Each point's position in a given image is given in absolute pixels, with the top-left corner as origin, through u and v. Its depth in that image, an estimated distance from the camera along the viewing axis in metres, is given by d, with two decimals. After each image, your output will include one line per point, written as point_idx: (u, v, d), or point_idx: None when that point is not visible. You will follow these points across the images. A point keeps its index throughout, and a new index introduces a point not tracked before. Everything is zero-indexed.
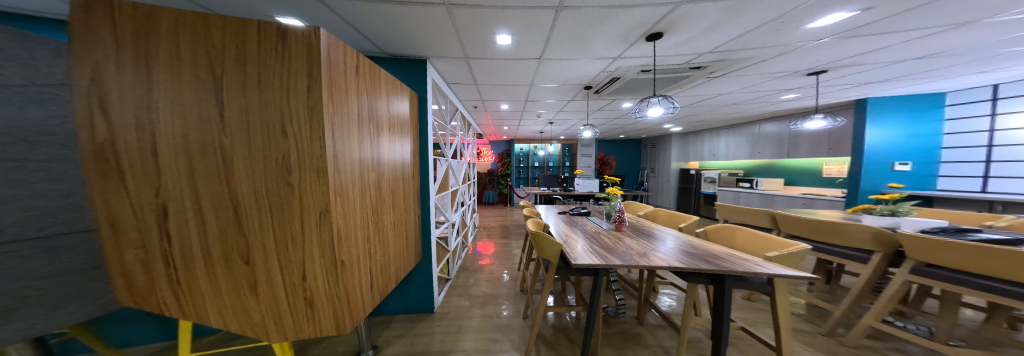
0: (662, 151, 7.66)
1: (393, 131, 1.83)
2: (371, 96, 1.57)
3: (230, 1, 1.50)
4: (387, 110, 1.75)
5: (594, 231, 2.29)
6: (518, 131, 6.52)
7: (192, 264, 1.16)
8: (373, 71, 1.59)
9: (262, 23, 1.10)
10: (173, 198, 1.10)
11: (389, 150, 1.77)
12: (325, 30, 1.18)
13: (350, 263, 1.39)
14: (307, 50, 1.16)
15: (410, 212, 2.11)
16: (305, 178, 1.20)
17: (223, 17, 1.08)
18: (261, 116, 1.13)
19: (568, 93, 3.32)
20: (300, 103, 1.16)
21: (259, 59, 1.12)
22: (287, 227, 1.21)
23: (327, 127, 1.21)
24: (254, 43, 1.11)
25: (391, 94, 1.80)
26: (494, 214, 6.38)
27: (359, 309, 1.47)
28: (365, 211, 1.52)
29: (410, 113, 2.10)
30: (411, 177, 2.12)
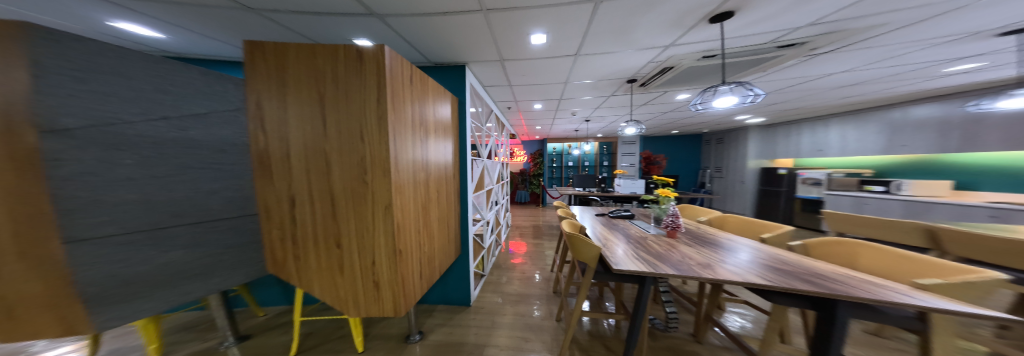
0: (732, 147, 6.62)
1: (439, 133, 2.00)
2: (422, 102, 1.74)
3: (320, 30, 1.81)
4: (434, 114, 1.92)
5: (642, 236, 2.13)
6: (551, 131, 6.38)
7: (305, 244, 1.47)
8: (422, 80, 1.75)
9: (348, 47, 1.33)
10: (298, 192, 1.43)
11: (436, 152, 1.94)
12: (388, 48, 1.36)
13: (407, 251, 1.57)
14: (376, 64, 1.35)
15: (452, 209, 2.27)
16: (376, 177, 1.40)
17: (323, 46, 1.34)
18: (347, 125, 1.37)
19: (607, 88, 3.12)
20: (371, 112, 1.36)
21: (345, 77, 1.35)
22: (363, 219, 1.43)
23: (391, 131, 1.40)
24: (342, 65, 1.35)
25: (437, 99, 1.97)
26: (526, 214, 6.37)
27: (413, 293, 1.64)
28: (418, 207, 1.70)
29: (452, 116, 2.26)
30: (453, 176, 2.28)
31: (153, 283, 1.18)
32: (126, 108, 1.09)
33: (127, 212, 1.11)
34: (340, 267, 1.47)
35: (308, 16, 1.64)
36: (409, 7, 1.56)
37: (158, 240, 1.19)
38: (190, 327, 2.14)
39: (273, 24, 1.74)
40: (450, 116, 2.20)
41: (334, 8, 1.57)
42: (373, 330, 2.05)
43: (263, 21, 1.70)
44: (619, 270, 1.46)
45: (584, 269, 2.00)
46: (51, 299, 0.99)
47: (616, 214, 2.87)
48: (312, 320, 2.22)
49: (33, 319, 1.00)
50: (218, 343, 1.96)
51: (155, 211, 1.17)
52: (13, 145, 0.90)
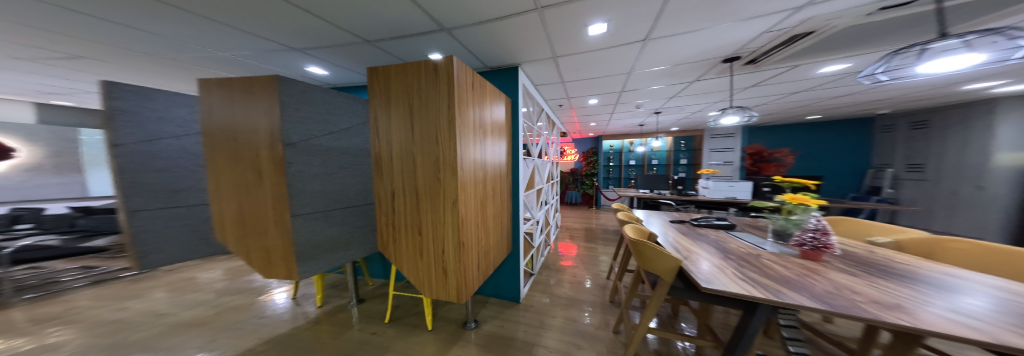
0: (937, 134, 4.49)
1: (496, 133, 2.11)
2: (482, 103, 1.85)
3: (409, 51, 2.14)
4: (492, 115, 2.03)
5: (744, 251, 1.74)
6: (608, 127, 5.89)
7: (395, 231, 1.76)
8: (482, 84, 1.86)
9: (427, 63, 1.52)
10: (393, 187, 1.72)
11: (492, 152, 2.04)
12: (457, 59, 1.48)
13: (469, 241, 1.70)
14: (446, 74, 1.50)
15: (506, 205, 2.36)
16: (447, 176, 1.56)
17: (413, 65, 1.57)
18: (426, 131, 1.58)
19: (687, 73, 2.68)
20: (443, 116, 1.52)
21: (427, 89, 1.55)
22: (438, 212, 1.62)
23: (458, 133, 1.53)
24: (424, 78, 1.55)
25: (494, 100, 2.06)
26: (577, 215, 6.15)
27: (473, 282, 1.77)
28: (478, 203, 1.82)
29: (507, 116, 2.34)
30: (507, 173, 2.38)
31: (315, 247, 1.79)
32: (312, 130, 1.75)
33: (311, 197, 1.75)
34: (419, 251, 1.71)
35: (396, 40, 1.95)
36: (470, 17, 1.67)
37: (323, 216, 1.83)
38: (337, 286, 2.82)
39: (382, 52, 2.15)
40: (505, 115, 2.28)
41: (412, 30, 1.81)
42: (439, 312, 2.30)
43: (375, 50, 2.11)
44: (707, 290, 1.25)
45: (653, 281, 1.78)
46: (285, 249, 1.69)
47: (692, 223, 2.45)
48: (399, 296, 2.64)
49: (278, 260, 1.72)
50: (347, 301, 2.51)
51: (323, 197, 1.82)
52: (274, 155, 1.61)
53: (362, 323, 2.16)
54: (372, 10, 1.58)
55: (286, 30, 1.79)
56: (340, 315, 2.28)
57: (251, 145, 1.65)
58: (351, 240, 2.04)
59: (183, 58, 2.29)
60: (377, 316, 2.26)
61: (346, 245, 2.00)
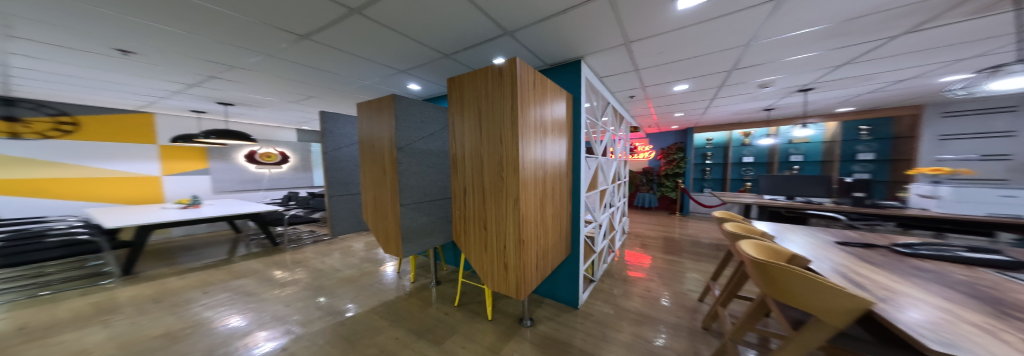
0: None
1: (557, 131, 2.06)
2: (543, 101, 1.83)
3: (475, 60, 2.30)
4: (554, 113, 1.99)
5: (975, 296, 1.10)
6: (695, 118, 4.98)
7: (466, 224, 1.92)
8: (543, 82, 1.84)
9: (494, 68, 1.59)
10: (464, 185, 1.87)
11: (553, 151, 2.00)
12: (520, 60, 1.50)
13: (528, 239, 1.70)
14: (510, 75, 1.53)
15: (566, 205, 2.28)
16: (509, 174, 1.60)
17: (483, 72, 1.66)
18: (491, 132, 1.65)
19: (849, 34, 1.87)
20: (506, 116, 1.57)
21: (493, 93, 1.63)
22: (501, 208, 1.68)
23: (521, 132, 1.55)
24: (490, 83, 1.63)
25: (554, 97, 2.01)
26: (658, 220, 5.53)
27: (531, 280, 1.77)
28: (538, 201, 1.81)
29: (568, 114, 2.25)
30: (568, 172, 2.30)
31: (411, 232, 2.16)
32: (411, 136, 2.16)
33: (412, 190, 2.16)
34: (485, 244, 1.81)
35: (467, 50, 2.10)
36: (530, 17, 1.66)
37: (418, 206, 2.23)
38: (423, 267, 3.29)
39: (456, 63, 2.36)
40: (566, 113, 2.21)
41: (478, 38, 1.91)
42: (499, 305, 2.39)
43: (450, 62, 2.34)
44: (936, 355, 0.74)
45: (802, 321, 1.32)
46: (394, 233, 2.13)
47: (881, 252, 1.70)
48: (465, 283, 2.90)
49: (390, 239, 2.19)
50: (428, 282, 2.87)
51: (420, 191, 2.24)
52: (392, 157, 2.06)
53: (438, 303, 2.44)
54: (445, 26, 1.74)
55: (392, 56, 2.19)
56: (424, 293, 2.65)
57: (379, 149, 2.17)
58: (434, 229, 2.42)
59: (344, 88, 3.08)
60: (449, 299, 2.52)
61: (430, 233, 2.37)
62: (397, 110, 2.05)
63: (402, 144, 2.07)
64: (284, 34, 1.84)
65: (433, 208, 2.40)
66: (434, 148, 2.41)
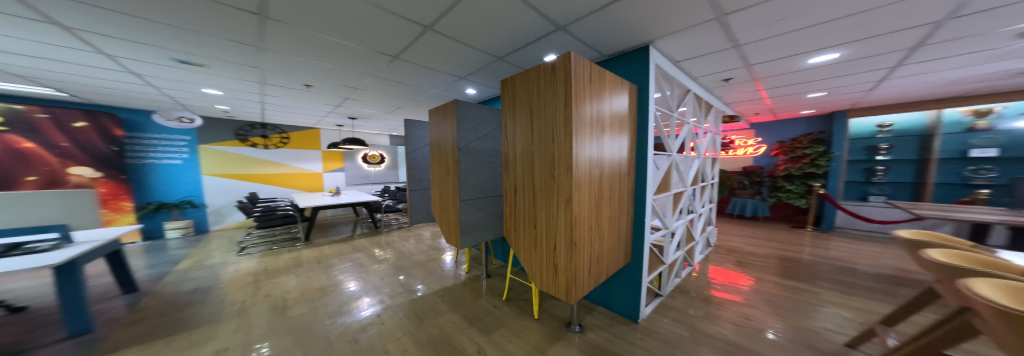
0: None
1: (616, 127, 1.90)
2: (601, 95, 1.70)
3: (528, 59, 2.28)
4: (612, 108, 1.84)
5: None
6: (806, 104, 3.92)
7: (516, 221, 1.93)
8: (601, 74, 1.69)
9: (546, 64, 1.54)
10: (515, 182, 1.88)
11: (610, 149, 1.84)
12: (575, 54, 1.41)
13: (580, 240, 1.61)
14: (563, 71, 1.46)
15: (626, 208, 2.09)
16: (562, 173, 1.53)
17: (536, 70, 1.63)
18: (543, 130, 1.61)
19: None
20: (559, 113, 1.50)
21: (546, 91, 1.58)
22: (552, 207, 1.62)
23: (575, 128, 1.46)
24: (542, 81, 1.60)
25: (613, 90, 1.85)
26: (764, 232, 4.63)
27: (582, 284, 1.68)
28: (592, 202, 1.68)
29: (630, 108, 2.04)
30: (628, 172, 2.09)
31: (468, 226, 2.35)
32: (469, 137, 2.33)
33: (470, 187, 2.34)
34: (535, 241, 1.79)
35: (523, 49, 2.08)
36: (584, 9, 1.56)
37: (475, 202, 2.40)
38: (477, 259, 3.49)
39: (509, 65, 2.40)
40: (627, 107, 2.00)
41: (532, 35, 1.87)
42: (545, 305, 2.36)
43: (504, 64, 2.40)
44: None
45: None
46: (454, 226, 2.34)
47: None
48: (513, 279, 2.96)
49: (450, 231, 2.42)
50: (480, 274, 3.03)
51: (477, 187, 2.40)
52: (453, 157, 2.27)
53: (488, 295, 2.56)
54: (500, 29, 1.77)
55: (452, 65, 2.38)
56: (476, 283, 2.81)
57: (443, 150, 2.41)
58: (486, 224, 2.54)
59: (420, 98, 3.50)
60: (497, 292, 2.62)
61: (481, 227, 2.48)
62: (458, 113, 2.23)
63: (461, 144, 2.26)
64: (381, 57, 2.20)
65: (487, 204, 2.53)
66: (488, 148, 2.54)
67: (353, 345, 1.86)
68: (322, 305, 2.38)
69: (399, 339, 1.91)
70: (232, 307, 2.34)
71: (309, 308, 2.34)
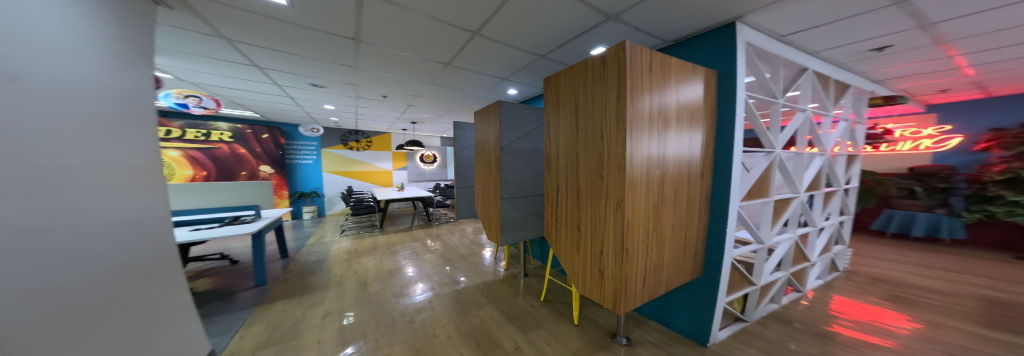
0: None
1: (689, 130, 1.39)
2: (668, 88, 1.25)
3: (571, 53, 2.07)
4: (684, 105, 1.35)
5: None
6: (965, 85, 2.87)
7: (556, 230, 1.57)
8: (667, 61, 1.23)
9: (593, 56, 1.18)
10: (553, 186, 1.55)
11: (682, 146, 1.35)
12: (629, 43, 1.05)
13: (633, 278, 1.20)
14: (616, 61, 1.09)
15: (700, 224, 1.62)
16: (611, 175, 1.14)
17: (583, 61, 1.26)
18: (588, 125, 1.25)
19: None
20: (610, 101, 1.12)
21: (592, 79, 1.22)
22: (597, 214, 1.24)
23: (630, 120, 1.06)
24: (588, 67, 1.23)
25: (687, 82, 1.36)
26: (902, 253, 3.52)
27: (637, 291, 1.23)
28: (651, 211, 1.23)
29: (707, 105, 1.52)
30: (702, 187, 1.57)
31: (509, 223, 2.40)
32: (509, 136, 2.36)
33: (512, 185, 2.39)
34: (573, 269, 1.44)
35: (565, 45, 1.94)
36: None
37: (516, 201, 2.43)
38: (515, 258, 3.54)
39: (553, 63, 2.30)
40: (704, 103, 1.48)
41: (578, 28, 1.70)
42: (586, 312, 2.24)
43: (548, 62, 2.31)
44: None
45: None
46: (494, 221, 2.41)
47: None
48: (551, 281, 2.92)
49: (490, 224, 2.51)
50: (517, 273, 3.06)
51: (518, 186, 2.43)
52: (495, 155, 2.35)
53: (525, 294, 2.57)
54: (543, 26, 1.69)
55: (496, 66, 2.42)
56: (513, 281, 2.84)
57: (486, 151, 2.51)
58: (525, 223, 2.54)
59: (466, 100, 3.66)
60: (535, 292, 2.60)
61: (521, 226, 2.51)
62: (500, 114, 2.29)
63: (503, 144, 2.32)
64: (435, 65, 2.37)
65: (527, 204, 2.54)
66: (528, 147, 2.53)
67: (409, 325, 2.07)
68: (386, 286, 2.71)
69: (445, 326, 2.06)
70: (335, 278, 2.90)
71: (383, 286, 2.70)
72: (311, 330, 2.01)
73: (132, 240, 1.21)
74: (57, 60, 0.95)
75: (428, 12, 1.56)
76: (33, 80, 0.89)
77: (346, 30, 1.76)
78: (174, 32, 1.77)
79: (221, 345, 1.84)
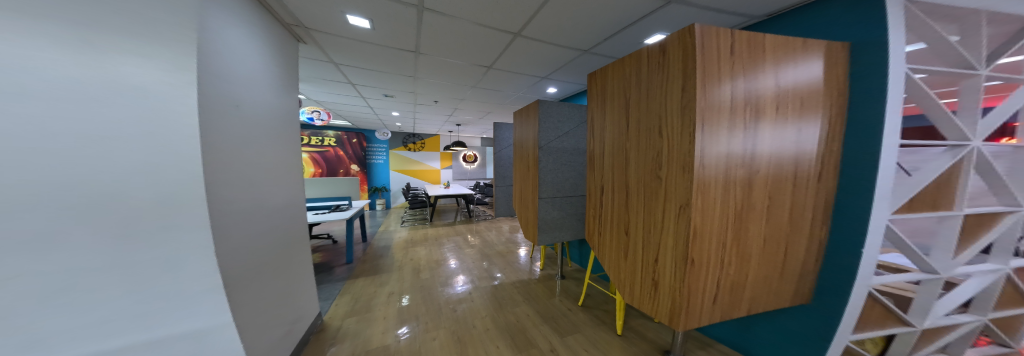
0: None
1: (799, 121, 1.02)
2: (762, 69, 0.96)
3: (622, 42, 1.89)
4: (791, 89, 0.99)
5: None
6: None
7: (602, 233, 1.46)
8: (762, 37, 0.95)
9: (649, 45, 1.06)
10: (600, 186, 1.44)
11: (791, 142, 1.02)
12: (700, 25, 0.89)
13: (697, 295, 1.03)
14: (680, 48, 0.95)
15: (818, 242, 1.18)
16: (673, 174, 1.00)
17: (639, 52, 1.14)
18: (644, 121, 1.11)
19: None
20: (673, 92, 0.98)
21: (649, 73, 1.09)
22: (654, 217, 1.10)
23: (701, 112, 0.90)
24: (645, 60, 1.11)
25: (795, 60, 1.01)
26: None
27: (702, 315, 1.05)
28: (731, 219, 1.01)
29: (830, 86, 1.08)
30: (822, 197, 1.13)
31: (547, 223, 2.36)
32: (549, 134, 2.32)
33: (550, 185, 2.34)
34: (620, 276, 1.34)
35: (617, 35, 1.79)
36: None
37: (555, 201, 2.39)
38: (552, 259, 3.46)
39: (598, 56, 2.17)
40: (823, 85, 1.07)
41: (638, 12, 1.52)
42: (632, 323, 2.07)
43: (593, 57, 2.18)
44: None
45: None
46: (532, 220, 2.40)
47: None
48: (591, 286, 2.77)
49: (527, 222, 2.50)
50: (552, 274, 2.99)
51: (558, 185, 2.38)
52: (533, 153, 2.34)
53: (561, 297, 2.50)
54: (597, 16, 1.57)
55: (537, 65, 2.37)
56: (549, 282, 2.79)
57: (525, 151, 2.51)
58: (564, 223, 2.47)
59: (507, 101, 3.70)
60: (573, 296, 2.51)
61: (559, 227, 2.44)
62: (540, 113, 2.27)
63: (542, 143, 2.28)
64: (478, 68, 2.44)
65: (567, 204, 2.47)
66: (568, 145, 2.44)
67: (452, 313, 2.19)
68: (435, 274, 2.91)
69: (483, 318, 2.13)
70: (395, 263, 3.23)
71: (435, 274, 2.91)
72: (380, 306, 2.27)
73: (286, 219, 1.63)
74: (251, 90, 1.35)
75: (474, 19, 1.61)
76: (244, 105, 1.28)
77: (407, 43, 1.92)
78: (309, 63, 2.30)
79: (323, 309, 2.22)
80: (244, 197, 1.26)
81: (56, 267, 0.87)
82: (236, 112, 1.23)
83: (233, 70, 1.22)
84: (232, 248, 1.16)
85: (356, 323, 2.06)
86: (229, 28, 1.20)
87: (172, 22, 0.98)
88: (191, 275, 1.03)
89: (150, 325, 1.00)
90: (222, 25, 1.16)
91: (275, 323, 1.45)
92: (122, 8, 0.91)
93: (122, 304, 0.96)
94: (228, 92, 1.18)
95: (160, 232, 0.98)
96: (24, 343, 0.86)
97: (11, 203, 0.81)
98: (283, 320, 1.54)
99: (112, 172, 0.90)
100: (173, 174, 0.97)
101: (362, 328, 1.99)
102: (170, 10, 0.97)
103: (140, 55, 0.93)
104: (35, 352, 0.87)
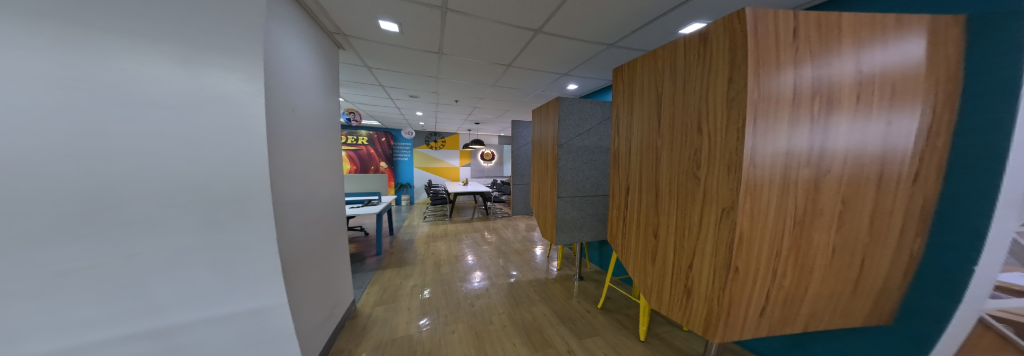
0: None
1: (886, 113, 0.89)
2: (838, 52, 0.85)
3: (657, 32, 1.78)
4: (875, 75, 0.87)
5: None
6: None
7: (627, 234, 1.41)
8: (836, 17, 0.84)
9: (687, 35, 1.00)
10: (627, 185, 1.38)
11: (870, 134, 0.89)
12: (755, 10, 0.81)
13: (742, 303, 0.95)
14: (727, 37, 0.88)
15: (908, 254, 1.03)
16: (714, 173, 0.94)
17: (676, 42, 1.07)
18: (681, 117, 1.04)
19: None
20: (719, 85, 0.91)
21: (686, 65, 1.03)
22: (688, 218, 1.04)
23: (752, 104, 0.83)
24: (682, 52, 1.04)
25: (880, 41, 0.87)
26: None
27: (746, 323, 0.97)
28: (786, 225, 0.92)
29: (931, 71, 0.92)
30: (915, 203, 0.98)
31: (567, 222, 2.33)
32: (570, 133, 2.27)
33: (570, 184, 2.30)
34: (647, 279, 1.28)
35: (646, 27, 1.70)
36: None
37: (575, 200, 2.34)
38: (571, 259, 3.40)
39: (628, 50, 2.08)
40: (922, 70, 0.91)
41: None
42: (657, 329, 1.98)
43: (623, 51, 2.09)
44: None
45: None
46: (550, 220, 2.37)
47: None
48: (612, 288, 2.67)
49: (546, 221, 2.48)
50: (571, 274, 2.95)
51: (579, 185, 2.34)
52: (553, 152, 2.31)
53: (580, 298, 2.45)
54: (629, 7, 1.50)
55: (562, 61, 2.33)
56: (568, 283, 2.75)
57: (544, 150, 2.49)
58: (584, 224, 2.41)
59: (527, 99, 3.68)
60: (593, 298, 2.45)
61: (579, 227, 2.39)
62: (561, 111, 2.23)
63: (562, 141, 2.25)
64: (498, 67, 2.46)
65: (589, 204, 2.41)
66: (591, 143, 2.38)
67: (471, 308, 2.23)
68: (455, 269, 2.99)
69: (500, 315, 2.15)
70: (418, 256, 3.37)
71: (456, 268, 3.01)
72: (405, 297, 2.38)
73: (329, 212, 1.74)
74: (303, 94, 1.46)
75: (497, 17, 1.61)
76: (297, 109, 1.39)
77: (436, 44, 1.96)
78: (347, 68, 2.45)
79: (356, 296, 2.37)
80: (296, 193, 1.36)
81: (160, 248, 1.00)
82: (292, 116, 1.35)
83: (290, 77, 1.33)
84: (286, 239, 1.26)
85: (384, 311, 2.17)
86: (286, 37, 1.31)
87: (248, 35, 1.08)
88: (257, 261, 1.14)
89: (229, 301, 1.11)
90: (281, 36, 1.27)
91: (318, 307, 1.56)
92: (211, 28, 1.02)
93: (206, 284, 1.07)
94: (286, 97, 1.29)
95: (234, 223, 1.09)
96: (139, 310, 1.00)
97: (125, 193, 0.94)
98: (325, 304, 1.65)
99: (198, 169, 1.02)
100: (244, 170, 1.08)
101: (390, 316, 2.09)
102: (247, 26, 1.09)
103: (225, 67, 1.04)
104: (145, 319, 1.00)
